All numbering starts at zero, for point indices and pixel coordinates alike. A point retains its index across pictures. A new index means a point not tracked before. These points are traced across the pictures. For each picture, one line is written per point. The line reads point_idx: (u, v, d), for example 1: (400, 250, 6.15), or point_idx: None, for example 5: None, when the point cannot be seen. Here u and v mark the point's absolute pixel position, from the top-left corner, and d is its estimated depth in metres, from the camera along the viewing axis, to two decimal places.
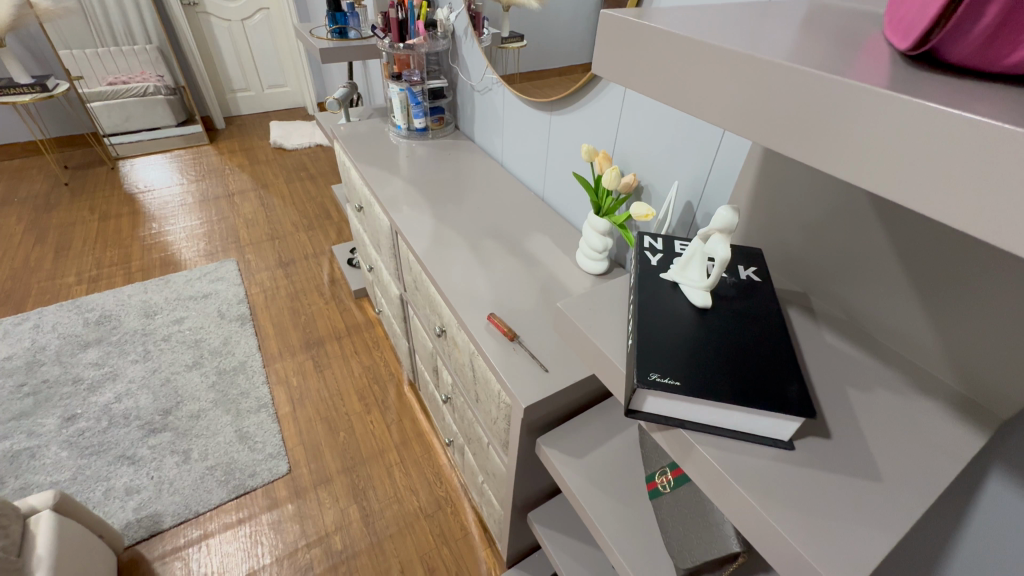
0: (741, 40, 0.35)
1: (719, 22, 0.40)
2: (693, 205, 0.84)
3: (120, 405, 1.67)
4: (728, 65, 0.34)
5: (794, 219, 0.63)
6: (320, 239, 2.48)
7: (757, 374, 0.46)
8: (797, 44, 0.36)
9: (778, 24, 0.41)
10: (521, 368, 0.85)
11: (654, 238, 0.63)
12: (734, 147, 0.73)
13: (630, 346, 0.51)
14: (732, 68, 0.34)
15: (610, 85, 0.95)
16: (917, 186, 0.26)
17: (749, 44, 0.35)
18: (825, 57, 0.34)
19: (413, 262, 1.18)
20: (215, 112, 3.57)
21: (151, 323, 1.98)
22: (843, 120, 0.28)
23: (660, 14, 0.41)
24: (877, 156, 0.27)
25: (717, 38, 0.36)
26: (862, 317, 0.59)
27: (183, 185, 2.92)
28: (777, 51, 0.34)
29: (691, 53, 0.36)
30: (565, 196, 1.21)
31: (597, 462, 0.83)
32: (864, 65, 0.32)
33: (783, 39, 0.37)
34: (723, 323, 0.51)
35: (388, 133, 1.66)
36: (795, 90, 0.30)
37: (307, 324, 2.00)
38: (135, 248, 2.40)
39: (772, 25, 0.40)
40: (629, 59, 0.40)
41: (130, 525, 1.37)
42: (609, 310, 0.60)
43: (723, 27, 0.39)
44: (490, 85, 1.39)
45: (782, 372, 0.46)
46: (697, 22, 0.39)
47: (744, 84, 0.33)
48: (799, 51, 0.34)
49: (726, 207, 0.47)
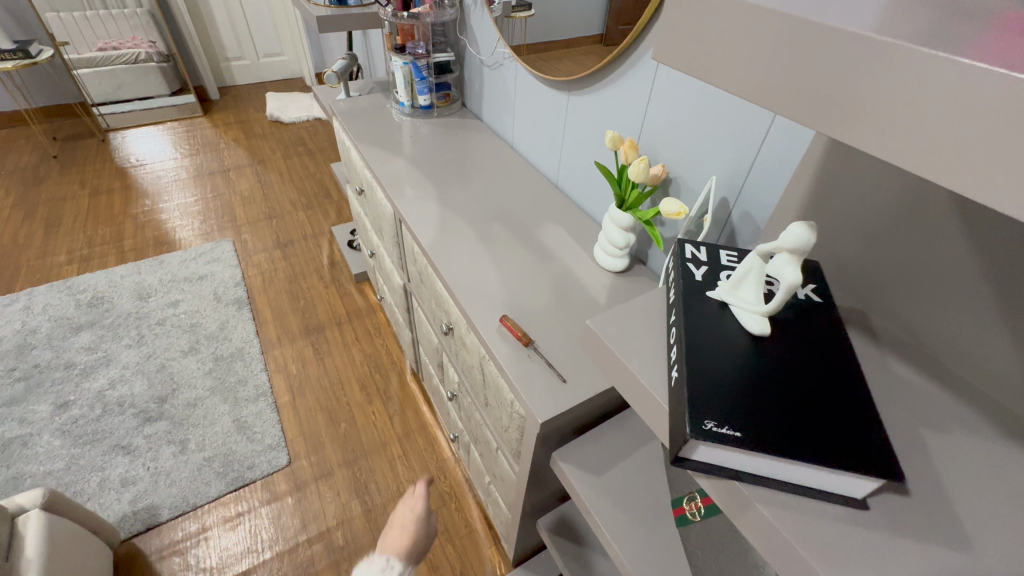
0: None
1: None
2: (729, 202, 0.76)
3: (114, 392, 1.62)
4: (775, 34, 0.29)
5: (850, 223, 0.56)
6: (319, 219, 2.39)
7: (828, 424, 0.39)
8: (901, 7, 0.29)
9: None
10: (537, 378, 0.79)
11: (697, 246, 0.55)
12: (790, 136, 0.64)
13: (674, 381, 0.45)
14: (786, 38, 0.28)
15: (637, 66, 0.86)
16: (1006, 190, 0.22)
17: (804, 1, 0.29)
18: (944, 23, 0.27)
19: (418, 253, 1.11)
20: (209, 82, 3.42)
21: (146, 306, 1.92)
22: (930, 107, 0.23)
23: None
24: (961, 143, 0.23)
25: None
26: (929, 340, 0.52)
27: (177, 160, 2.80)
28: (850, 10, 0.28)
29: (742, 19, 0.30)
30: (581, 184, 1.12)
31: (617, 479, 0.78)
32: (994, 38, 0.25)
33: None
34: (781, 355, 0.44)
35: (390, 109, 1.55)
36: (845, 61, 0.26)
37: (306, 308, 1.93)
38: (128, 225, 2.32)
39: None
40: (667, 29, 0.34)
41: (126, 517, 1.33)
42: (645, 329, 0.53)
43: None
44: (500, 60, 1.28)
45: (855, 417, 0.40)
46: None
47: (790, 45, 0.28)
48: (884, 12, 0.28)
49: (800, 224, 0.39)
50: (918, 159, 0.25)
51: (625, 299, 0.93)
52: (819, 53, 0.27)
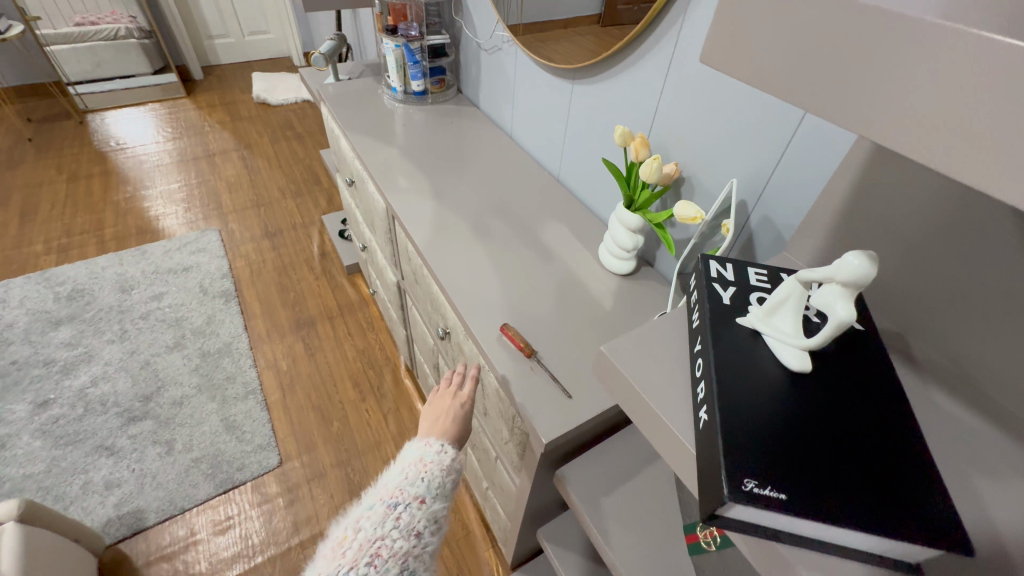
0: None
1: None
2: (749, 205, 0.71)
3: (96, 390, 1.56)
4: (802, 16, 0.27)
5: (889, 238, 0.50)
6: (309, 207, 2.31)
7: (880, 481, 0.35)
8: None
9: None
10: (540, 392, 0.74)
11: (723, 263, 0.50)
12: (820, 137, 0.59)
13: (703, 425, 0.40)
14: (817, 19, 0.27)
15: (649, 55, 0.80)
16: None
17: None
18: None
19: (412, 252, 1.05)
20: (192, 61, 3.28)
21: (128, 298, 1.84)
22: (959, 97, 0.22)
23: None
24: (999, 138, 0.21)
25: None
26: (974, 368, 0.47)
27: (160, 143, 2.69)
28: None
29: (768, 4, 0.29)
30: (585, 179, 1.06)
31: (624, 499, 0.74)
32: None
33: None
34: (822, 395, 0.40)
35: (381, 95, 1.47)
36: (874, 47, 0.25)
37: (296, 301, 1.87)
38: (108, 213, 2.22)
39: None
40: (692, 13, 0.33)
41: (111, 522, 1.29)
42: (667, 360, 0.48)
43: None
44: (499, 44, 1.20)
45: (909, 472, 0.35)
46: None
47: (805, 30, 0.27)
48: None
49: (857, 253, 0.34)
50: (942, 155, 0.24)
51: (632, 304, 0.88)
52: (835, 37, 0.26)
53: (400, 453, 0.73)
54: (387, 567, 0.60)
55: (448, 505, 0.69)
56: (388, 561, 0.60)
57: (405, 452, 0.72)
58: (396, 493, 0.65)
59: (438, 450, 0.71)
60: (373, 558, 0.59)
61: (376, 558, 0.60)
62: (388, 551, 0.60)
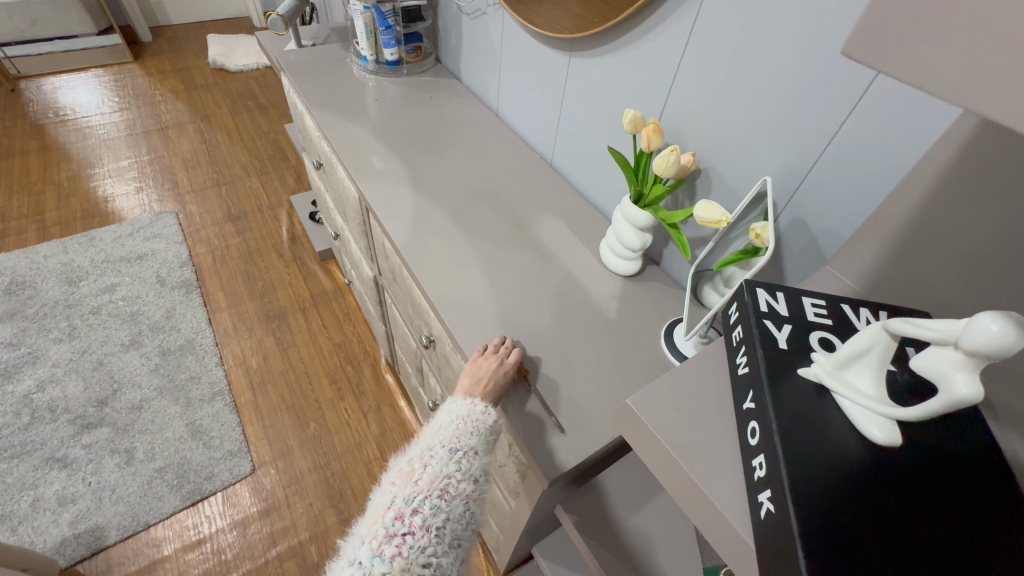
0: None
1: None
2: (779, 206, 0.62)
3: (43, 395, 1.43)
4: None
5: (963, 254, 0.41)
6: (275, 187, 2.14)
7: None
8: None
9: None
10: (540, 418, 0.66)
11: (772, 291, 0.41)
12: (880, 127, 0.49)
13: (766, 517, 0.32)
14: None
15: (663, 25, 0.69)
16: None
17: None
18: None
19: (389, 250, 0.94)
20: (138, 21, 2.97)
21: (76, 291, 1.68)
22: None
23: None
24: None
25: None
26: None
27: (106, 115, 2.44)
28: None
29: None
30: (582, 164, 0.96)
31: (635, 534, 0.67)
32: None
33: None
34: (910, 484, 0.32)
35: (351, 64, 1.32)
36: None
37: (266, 291, 1.74)
38: (49, 195, 2.01)
39: None
40: None
41: (66, 542, 1.18)
42: (706, 419, 0.39)
43: None
44: (482, 8, 1.06)
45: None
46: None
47: None
48: None
49: (994, 315, 0.25)
50: None
51: (638, 310, 0.79)
52: None
53: (443, 406, 0.67)
54: (455, 503, 0.59)
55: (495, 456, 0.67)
56: (455, 498, 0.59)
57: (449, 405, 0.67)
58: (454, 440, 0.63)
59: (483, 410, 0.64)
60: (442, 493, 0.59)
61: (446, 493, 0.59)
62: (455, 488, 0.60)
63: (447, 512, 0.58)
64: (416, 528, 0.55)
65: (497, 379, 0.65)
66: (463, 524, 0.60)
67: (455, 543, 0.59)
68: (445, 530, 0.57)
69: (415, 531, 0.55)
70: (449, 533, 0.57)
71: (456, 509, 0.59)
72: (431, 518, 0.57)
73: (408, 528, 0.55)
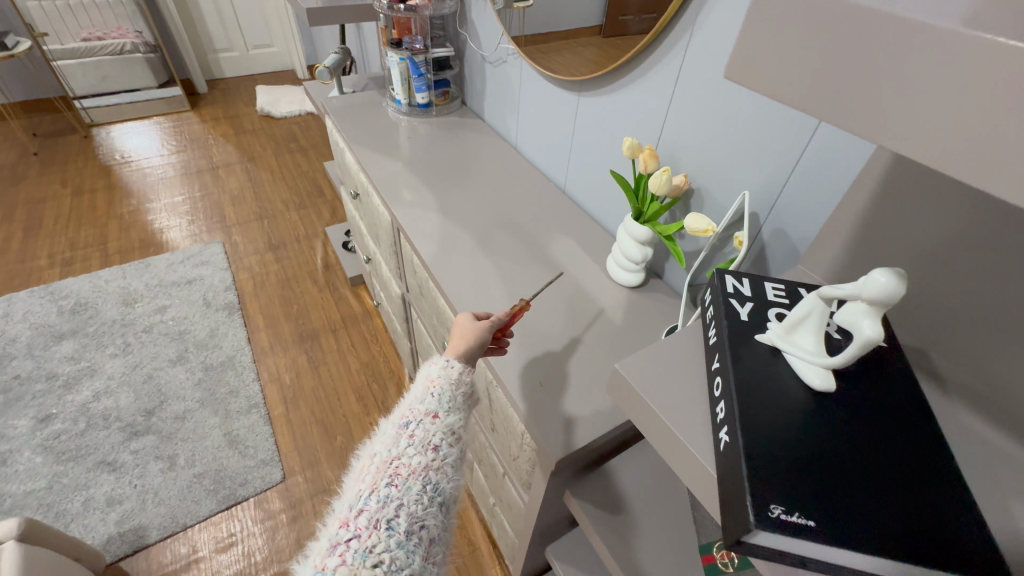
0: None
1: None
2: (761, 217, 0.70)
3: (98, 405, 1.55)
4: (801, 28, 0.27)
5: (909, 247, 0.49)
6: (312, 219, 2.31)
7: (923, 523, 0.33)
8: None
9: None
10: (551, 410, 0.72)
11: (739, 278, 0.49)
12: (839, 148, 0.58)
13: (723, 447, 0.39)
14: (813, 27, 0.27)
15: (658, 67, 0.80)
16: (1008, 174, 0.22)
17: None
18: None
19: (418, 265, 1.05)
20: (196, 75, 3.31)
21: (132, 312, 1.84)
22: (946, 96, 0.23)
23: None
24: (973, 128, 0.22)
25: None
26: (1009, 386, 0.44)
27: (164, 157, 2.70)
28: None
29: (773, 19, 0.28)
30: (591, 190, 1.06)
31: (640, 522, 0.73)
32: None
33: None
34: (850, 419, 0.38)
35: (387, 107, 1.47)
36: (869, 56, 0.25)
37: (300, 315, 1.86)
38: (112, 227, 2.23)
39: None
40: None
41: (111, 540, 1.27)
42: (683, 379, 0.46)
43: None
44: (504, 57, 1.20)
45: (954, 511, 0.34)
46: None
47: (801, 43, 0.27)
48: None
49: (885, 271, 0.33)
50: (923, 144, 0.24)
51: (641, 317, 0.87)
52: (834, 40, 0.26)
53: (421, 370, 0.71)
54: (408, 483, 0.59)
55: (463, 418, 0.67)
56: (408, 479, 0.59)
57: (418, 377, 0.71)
58: (407, 414, 0.65)
59: (444, 365, 0.69)
60: (393, 478, 0.59)
61: (396, 477, 0.59)
62: (407, 469, 0.60)
63: (398, 499, 0.58)
64: (362, 530, 0.55)
65: (461, 325, 0.75)
66: (424, 504, 0.59)
67: (417, 528, 0.58)
68: (399, 519, 0.57)
69: (361, 533, 0.55)
70: (404, 520, 0.57)
71: (410, 491, 0.59)
72: (379, 512, 0.57)
73: (354, 533, 0.55)
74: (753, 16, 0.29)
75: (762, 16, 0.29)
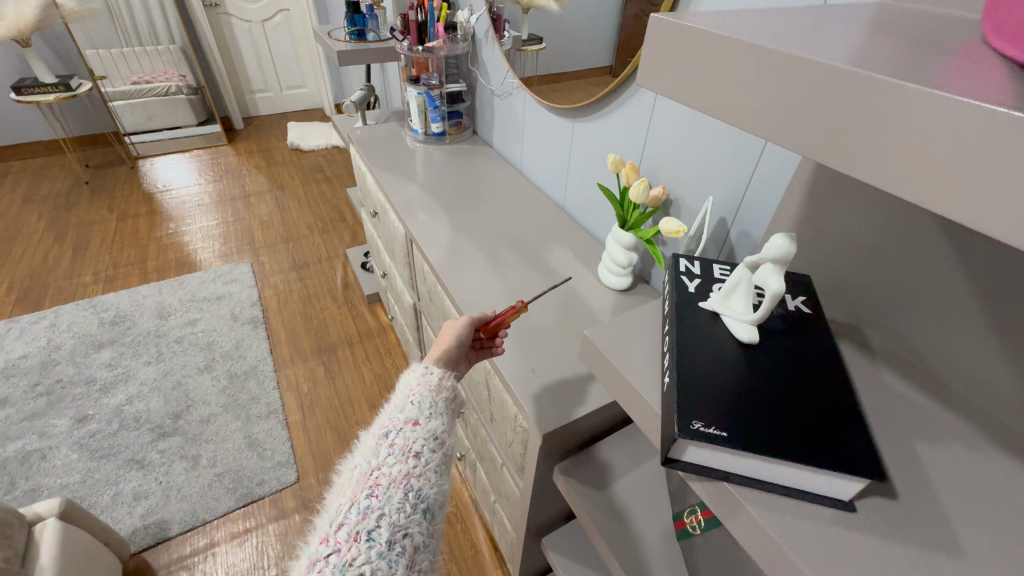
0: (764, 37, 0.34)
1: (763, 29, 0.36)
2: (727, 221, 0.79)
3: (131, 408, 1.67)
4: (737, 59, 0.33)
5: (838, 238, 0.57)
6: (334, 242, 2.46)
7: (821, 435, 0.41)
8: (871, 46, 0.34)
9: (840, 30, 0.37)
10: (542, 394, 0.80)
11: (691, 261, 0.58)
12: (785, 159, 0.67)
13: (665, 386, 0.47)
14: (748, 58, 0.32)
15: (640, 96, 0.91)
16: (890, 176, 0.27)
17: (784, 38, 0.34)
18: (915, 63, 0.31)
19: (428, 273, 1.15)
20: (234, 113, 3.60)
21: (165, 324, 1.98)
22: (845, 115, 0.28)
23: (705, 17, 0.38)
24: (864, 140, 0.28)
25: (730, 27, 0.35)
26: (927, 352, 0.52)
27: (201, 186, 2.92)
28: (823, 49, 0.32)
29: (717, 50, 0.34)
30: (587, 207, 1.16)
31: (621, 501, 0.79)
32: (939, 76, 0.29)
33: (851, 41, 0.35)
34: (770, 364, 0.47)
35: (405, 137, 1.62)
36: (787, 81, 0.31)
37: (319, 329, 1.97)
38: (151, 248, 2.41)
39: (836, 32, 0.37)
40: (667, 63, 0.37)
41: (136, 531, 1.35)
42: (642, 342, 0.55)
43: (751, 30, 0.36)
44: (511, 90, 1.34)
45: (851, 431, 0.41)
46: (731, 25, 0.36)
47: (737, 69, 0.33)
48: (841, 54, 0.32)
49: (781, 235, 0.43)
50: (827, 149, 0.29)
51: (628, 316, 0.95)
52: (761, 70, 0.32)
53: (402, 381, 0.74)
54: (390, 493, 0.59)
55: (445, 423, 0.69)
56: (389, 488, 0.60)
57: (402, 383, 0.73)
58: (388, 425, 0.67)
59: (423, 372, 0.73)
60: (372, 491, 0.59)
61: (376, 489, 0.60)
62: (387, 479, 0.60)
63: (378, 509, 0.57)
64: (342, 544, 0.55)
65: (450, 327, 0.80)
66: (406, 512, 0.59)
67: (401, 537, 0.57)
68: (380, 529, 0.56)
69: (341, 547, 0.54)
70: (386, 530, 0.56)
71: (391, 499, 0.59)
72: (360, 524, 0.56)
73: (333, 548, 0.55)
74: (703, 49, 0.34)
75: (709, 50, 0.34)
